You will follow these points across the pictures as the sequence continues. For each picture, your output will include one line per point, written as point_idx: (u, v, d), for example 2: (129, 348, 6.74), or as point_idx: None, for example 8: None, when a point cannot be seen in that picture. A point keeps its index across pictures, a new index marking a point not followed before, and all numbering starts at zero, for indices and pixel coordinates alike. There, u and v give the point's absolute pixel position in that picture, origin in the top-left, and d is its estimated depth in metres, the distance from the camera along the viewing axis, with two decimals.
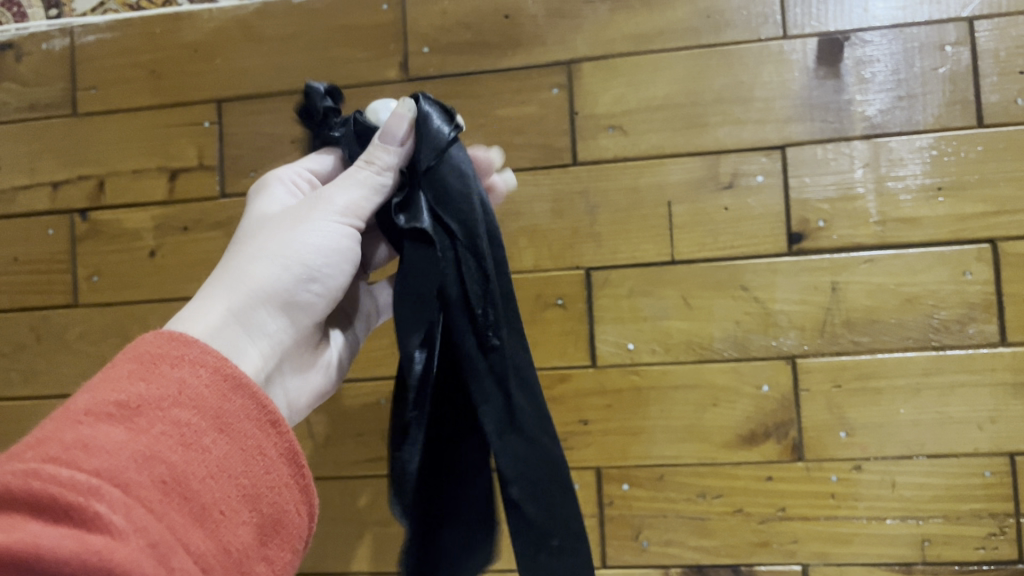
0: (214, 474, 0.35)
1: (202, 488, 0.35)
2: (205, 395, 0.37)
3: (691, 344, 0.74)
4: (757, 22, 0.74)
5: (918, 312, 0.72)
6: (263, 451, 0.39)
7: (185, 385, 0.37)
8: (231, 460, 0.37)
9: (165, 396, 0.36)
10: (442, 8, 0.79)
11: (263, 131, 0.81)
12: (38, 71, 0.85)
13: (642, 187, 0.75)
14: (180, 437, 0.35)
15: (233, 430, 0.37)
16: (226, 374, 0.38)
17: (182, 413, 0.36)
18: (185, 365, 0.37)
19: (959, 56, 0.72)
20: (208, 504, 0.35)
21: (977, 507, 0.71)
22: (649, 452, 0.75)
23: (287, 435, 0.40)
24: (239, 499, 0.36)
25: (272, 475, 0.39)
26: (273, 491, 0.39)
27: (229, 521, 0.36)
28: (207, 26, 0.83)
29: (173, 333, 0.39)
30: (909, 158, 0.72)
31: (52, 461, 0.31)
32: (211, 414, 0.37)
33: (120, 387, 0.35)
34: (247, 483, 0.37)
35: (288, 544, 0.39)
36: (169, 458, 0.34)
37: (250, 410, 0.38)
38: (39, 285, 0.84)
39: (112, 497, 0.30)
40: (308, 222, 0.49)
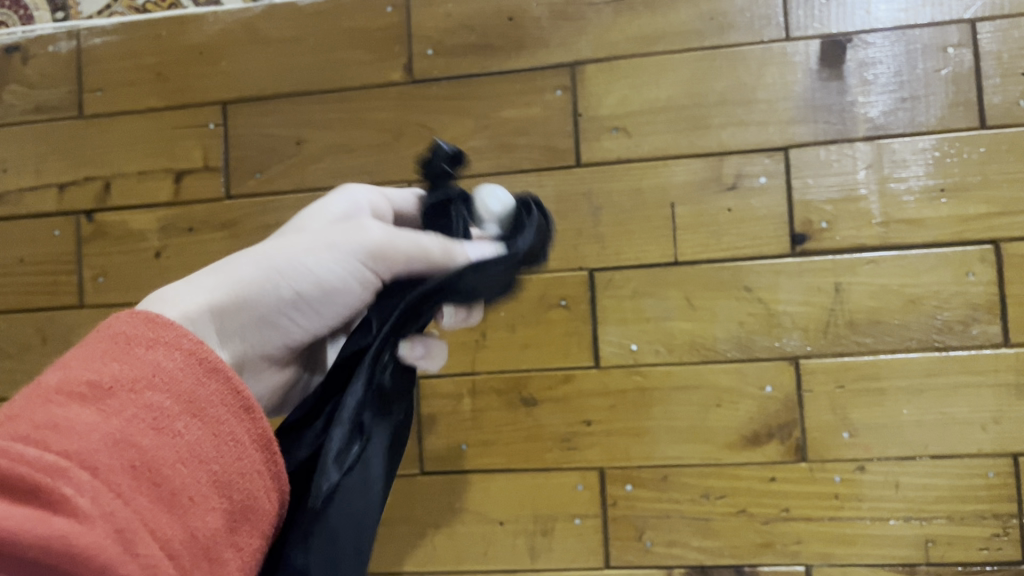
0: (184, 461, 0.34)
1: (173, 473, 0.33)
2: (179, 378, 0.36)
3: (694, 345, 0.74)
4: (760, 24, 0.75)
5: (921, 312, 0.72)
6: (236, 438, 0.37)
7: (160, 368, 0.35)
8: (201, 446, 0.35)
9: (139, 377, 0.34)
10: (446, 11, 0.79)
11: (268, 133, 0.82)
12: (45, 74, 0.86)
13: (645, 189, 0.76)
14: (152, 421, 0.34)
15: (206, 415, 0.36)
16: (201, 358, 0.37)
17: (153, 396, 0.34)
18: (159, 346, 0.36)
19: (962, 58, 0.73)
20: (178, 489, 0.33)
21: (981, 507, 0.71)
22: (652, 453, 0.75)
23: (259, 421, 0.39)
24: (209, 485, 0.35)
25: (243, 461, 0.37)
26: (244, 479, 0.37)
27: (197, 507, 0.34)
28: (212, 29, 0.83)
29: (148, 314, 0.37)
30: (912, 159, 0.73)
31: (23, 441, 0.30)
32: (185, 399, 0.35)
33: (92, 367, 0.34)
34: (218, 470, 0.36)
35: (257, 531, 0.38)
36: (140, 441, 0.33)
37: (223, 397, 0.37)
38: (44, 285, 0.84)
39: (80, 480, 0.30)
40: (332, 242, 0.45)
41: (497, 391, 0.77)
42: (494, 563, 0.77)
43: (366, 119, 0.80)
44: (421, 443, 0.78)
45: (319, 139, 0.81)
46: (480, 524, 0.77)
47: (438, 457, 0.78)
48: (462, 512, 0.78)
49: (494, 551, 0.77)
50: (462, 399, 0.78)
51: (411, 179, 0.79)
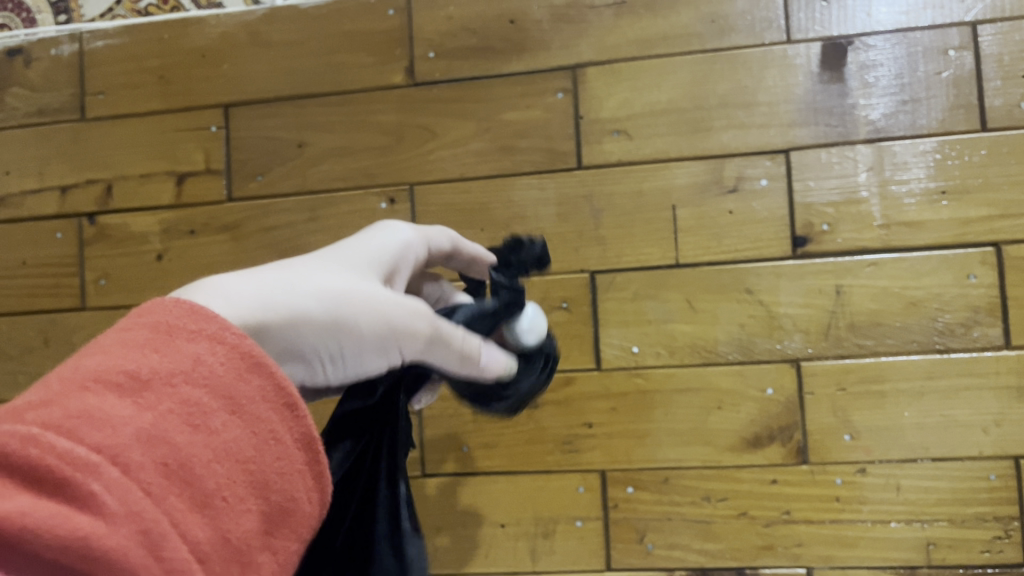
0: (222, 460, 0.29)
1: (208, 472, 0.28)
2: (221, 373, 0.30)
3: (695, 347, 0.74)
4: (762, 27, 0.75)
5: (922, 315, 0.72)
6: (277, 435, 0.31)
7: (201, 360, 0.29)
8: (242, 445, 0.30)
9: (179, 367, 0.28)
10: (448, 13, 0.80)
11: (270, 135, 0.82)
12: (48, 76, 0.86)
13: (646, 191, 0.76)
14: (190, 416, 0.28)
15: (247, 412, 0.30)
16: (246, 350, 0.31)
17: (193, 389, 0.28)
18: (202, 338, 0.30)
19: (962, 60, 0.73)
20: (212, 490, 0.28)
21: (982, 510, 0.71)
22: (653, 456, 0.75)
23: (305, 420, 0.32)
24: (245, 486, 0.30)
25: (286, 462, 0.32)
26: (282, 478, 0.31)
27: (232, 509, 0.29)
28: (215, 32, 0.83)
29: (193, 304, 0.31)
30: (912, 162, 0.73)
31: (49, 429, 0.24)
32: (227, 392, 0.29)
33: (129, 353, 0.28)
34: (256, 470, 0.30)
35: (297, 534, 0.33)
36: (176, 438, 0.27)
37: (267, 393, 0.31)
38: (47, 287, 0.85)
39: (109, 476, 0.24)
40: (390, 310, 0.41)
41: None
42: (496, 565, 0.77)
43: (368, 122, 0.80)
44: (422, 445, 0.78)
45: (321, 141, 0.81)
46: (481, 527, 0.77)
47: (439, 459, 0.78)
48: (463, 515, 0.78)
49: (495, 553, 0.77)
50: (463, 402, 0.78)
51: (413, 181, 0.79)
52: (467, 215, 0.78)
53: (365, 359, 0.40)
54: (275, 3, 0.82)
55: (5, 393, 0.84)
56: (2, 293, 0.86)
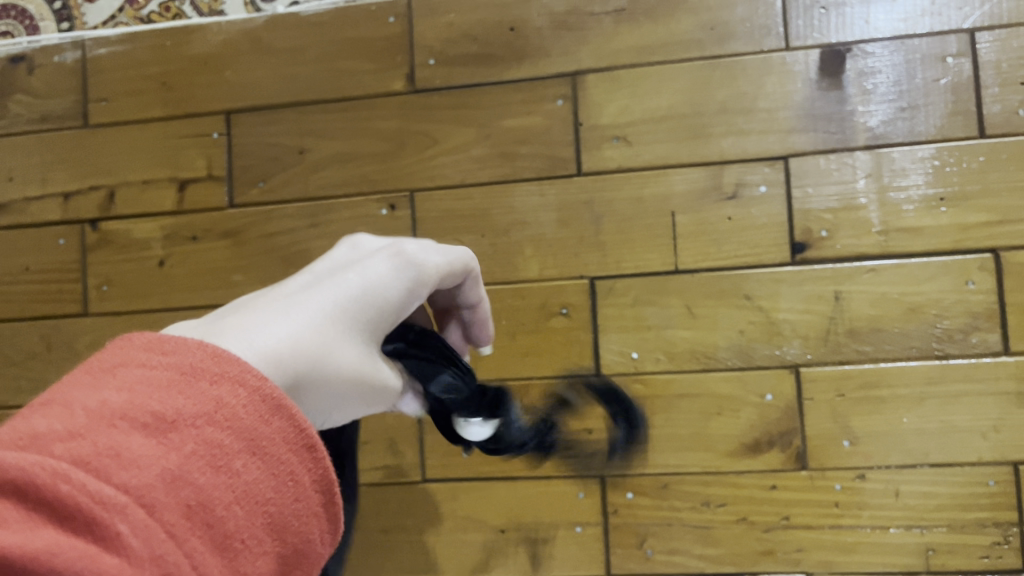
0: (244, 502, 0.27)
1: (230, 514, 0.27)
2: (243, 416, 0.29)
3: (694, 353, 0.75)
4: (761, 34, 0.75)
5: (921, 321, 0.72)
6: (298, 477, 0.30)
7: (223, 403, 0.28)
8: (263, 488, 0.28)
9: (202, 409, 0.28)
10: (448, 21, 0.80)
11: (271, 142, 0.82)
12: (50, 84, 0.86)
13: (646, 197, 0.76)
14: (212, 458, 0.27)
15: (269, 454, 0.29)
16: (267, 393, 0.30)
17: (217, 431, 0.27)
18: (224, 382, 0.29)
19: (961, 67, 0.73)
20: (233, 532, 0.27)
21: (982, 516, 0.71)
22: (653, 461, 0.75)
23: (323, 461, 0.31)
24: (265, 530, 0.28)
25: (305, 504, 0.30)
26: (301, 519, 0.30)
27: (253, 552, 0.27)
28: (216, 39, 0.84)
29: (216, 349, 0.30)
30: (911, 168, 0.73)
31: (79, 466, 0.24)
32: (249, 433, 0.28)
33: (157, 393, 0.27)
34: (277, 512, 0.29)
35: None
36: (197, 479, 0.26)
37: (289, 434, 0.30)
38: (49, 293, 0.85)
39: (134, 518, 0.23)
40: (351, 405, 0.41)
41: None
42: (497, 571, 0.77)
43: (370, 128, 0.81)
44: (423, 450, 0.78)
45: (322, 148, 0.81)
46: (482, 533, 0.78)
47: (439, 464, 0.78)
48: (463, 521, 0.78)
49: (495, 559, 0.77)
50: None
51: (414, 188, 0.79)
52: (467, 221, 0.78)
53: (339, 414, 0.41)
54: (276, 11, 0.83)
55: (8, 399, 0.85)
56: (5, 299, 0.86)
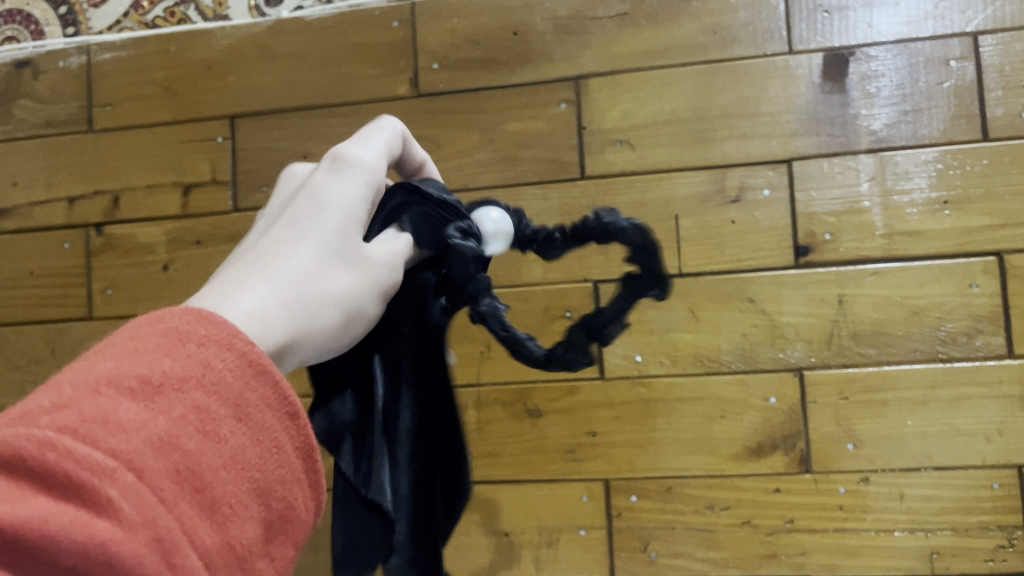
0: (233, 470, 0.26)
1: (225, 477, 0.26)
2: (232, 380, 0.27)
3: (698, 356, 0.75)
4: (763, 38, 0.75)
5: (924, 324, 0.72)
6: (285, 446, 0.29)
7: (212, 367, 0.27)
8: (253, 455, 0.27)
9: (191, 373, 0.26)
10: (451, 26, 0.80)
11: (274, 146, 0.82)
12: (55, 88, 0.87)
13: (649, 202, 0.76)
14: (201, 423, 0.26)
15: (258, 421, 0.28)
16: (253, 358, 0.28)
17: (204, 396, 0.26)
18: (211, 345, 0.27)
19: (964, 71, 0.73)
20: (225, 499, 0.26)
21: (985, 519, 0.71)
22: (658, 464, 0.75)
23: (305, 428, 0.30)
24: (256, 497, 0.27)
25: (291, 470, 0.29)
26: (290, 488, 0.29)
27: (248, 518, 0.27)
28: (221, 44, 0.84)
29: (201, 311, 0.28)
30: (915, 172, 0.73)
31: (65, 431, 0.23)
32: (238, 400, 0.27)
33: (141, 358, 0.26)
34: (267, 480, 0.28)
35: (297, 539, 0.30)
36: (188, 445, 0.25)
37: (278, 403, 0.29)
38: (54, 297, 0.85)
39: (124, 484, 0.23)
40: (374, 317, 0.38)
41: (502, 403, 0.77)
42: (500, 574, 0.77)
43: None
44: None
45: (325, 152, 0.81)
46: (486, 536, 0.77)
47: None
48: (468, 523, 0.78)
49: (499, 562, 0.77)
50: (467, 411, 0.78)
51: None
52: None
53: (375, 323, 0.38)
54: (280, 16, 0.83)
55: (11, 404, 0.85)
56: (10, 303, 0.86)
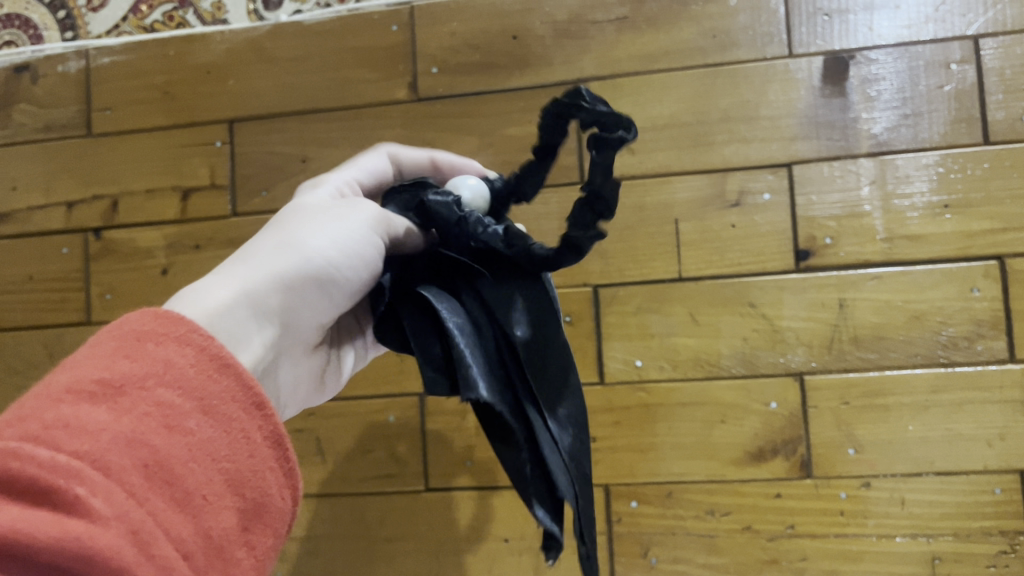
0: (198, 458, 0.30)
1: (187, 472, 0.30)
2: (190, 376, 0.32)
3: (698, 360, 0.74)
4: (763, 41, 0.75)
5: (925, 328, 0.72)
6: (246, 434, 0.33)
7: (170, 364, 0.31)
8: (217, 444, 0.31)
9: (149, 374, 0.31)
10: (450, 30, 0.80)
11: (273, 151, 0.82)
12: (55, 93, 0.87)
13: (649, 206, 0.76)
14: (165, 418, 0.30)
15: (218, 413, 0.32)
16: (212, 352, 0.33)
17: (165, 393, 0.31)
18: (169, 343, 0.32)
19: (964, 74, 0.73)
20: (193, 489, 0.30)
21: (988, 524, 0.71)
22: (658, 470, 0.75)
23: (272, 418, 0.35)
24: (223, 483, 0.31)
25: (255, 458, 0.33)
26: (255, 476, 0.33)
27: (214, 508, 0.30)
28: (220, 48, 0.84)
29: (158, 311, 0.33)
30: (915, 175, 0.73)
31: (31, 441, 0.26)
32: (196, 395, 0.32)
33: (104, 366, 0.30)
34: (231, 468, 0.32)
35: (271, 531, 0.34)
36: (154, 440, 0.29)
37: (236, 393, 0.33)
38: (53, 302, 0.85)
39: (93, 480, 0.26)
40: (364, 268, 0.44)
41: None
42: None
43: (373, 138, 0.81)
44: (426, 459, 0.78)
45: (324, 157, 0.81)
46: (485, 542, 0.77)
47: (443, 473, 0.78)
48: (465, 529, 0.77)
49: (500, 567, 0.77)
50: (466, 416, 0.78)
51: None
52: None
53: (358, 267, 0.44)
54: (279, 20, 0.83)
55: (11, 409, 0.85)
56: (9, 308, 0.86)
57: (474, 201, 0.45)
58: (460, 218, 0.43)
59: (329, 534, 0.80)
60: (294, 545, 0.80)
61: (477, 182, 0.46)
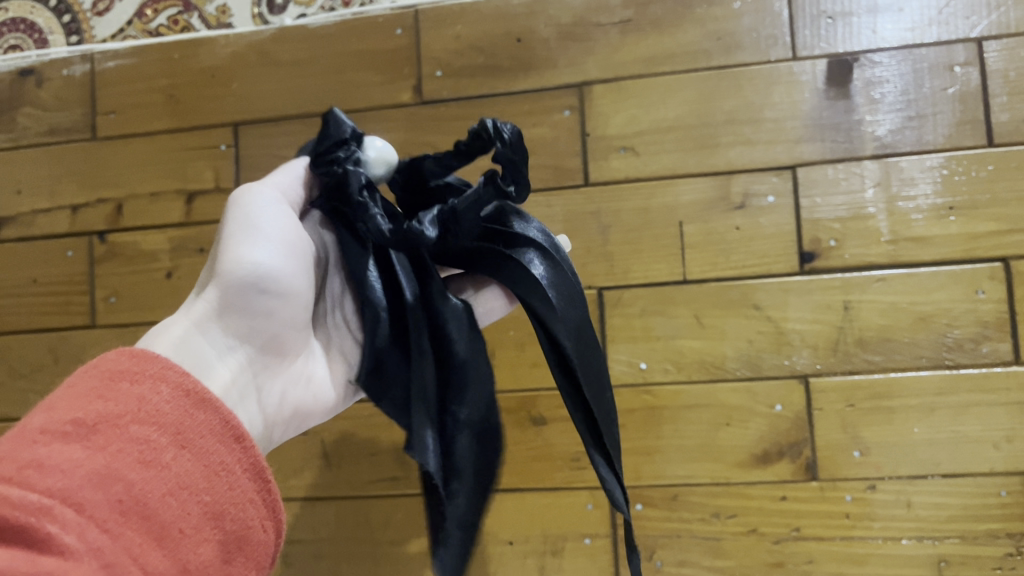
0: (174, 490, 0.36)
1: (161, 506, 0.35)
2: (165, 411, 0.38)
3: (703, 363, 0.74)
4: (767, 44, 0.75)
5: (931, 330, 0.72)
6: (226, 467, 0.39)
7: (145, 401, 0.37)
8: (196, 476, 0.37)
9: (123, 412, 0.36)
10: (455, 33, 0.80)
11: (278, 154, 0.82)
12: (58, 97, 0.87)
13: (653, 208, 0.76)
14: (140, 454, 0.35)
15: (194, 446, 0.38)
16: (189, 389, 0.39)
17: (140, 428, 0.36)
18: (145, 380, 0.38)
19: (968, 76, 0.73)
20: (168, 523, 0.35)
21: (994, 527, 0.71)
22: (663, 472, 0.74)
23: (250, 450, 0.41)
24: (201, 517, 0.37)
25: (236, 490, 0.39)
26: (237, 508, 0.39)
27: (189, 540, 0.36)
28: (225, 51, 0.84)
29: (133, 350, 0.40)
30: (919, 178, 0.73)
31: (8, 480, 0.31)
32: (172, 430, 0.37)
33: (79, 407, 0.36)
34: (210, 500, 0.38)
35: (254, 562, 0.40)
36: (127, 477, 0.34)
37: (213, 426, 0.39)
38: (57, 305, 0.85)
39: (64, 518, 0.31)
40: (287, 253, 0.47)
41: (506, 410, 0.77)
42: None
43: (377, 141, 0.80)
44: None
45: None
46: (489, 545, 0.77)
47: None
48: None
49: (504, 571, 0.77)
50: None
51: None
52: None
53: (280, 256, 0.47)
54: (284, 24, 0.83)
55: (14, 413, 0.85)
56: (14, 311, 0.86)
57: (373, 155, 0.49)
58: (343, 140, 0.49)
59: (333, 537, 0.79)
60: (298, 548, 0.80)
61: (381, 142, 0.49)
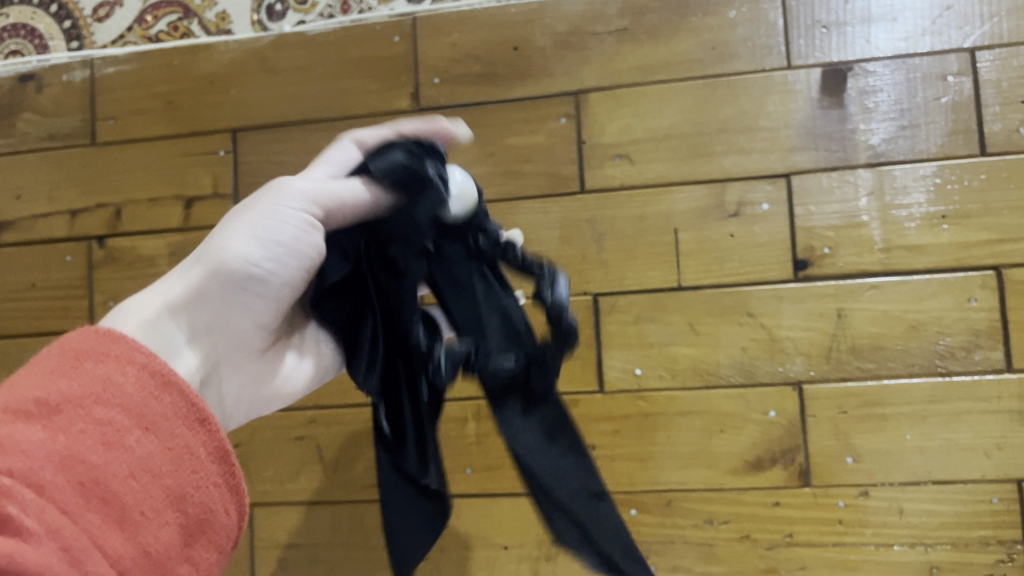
0: (135, 471, 0.38)
1: (122, 489, 0.37)
2: (130, 393, 0.39)
3: (697, 370, 0.75)
4: (762, 53, 0.76)
5: (923, 339, 0.72)
6: (190, 450, 0.40)
7: (110, 382, 0.39)
8: (160, 460, 0.39)
9: (88, 393, 0.38)
10: (452, 41, 0.81)
11: (276, 160, 0.83)
12: (58, 102, 0.87)
13: (648, 216, 0.76)
14: (103, 436, 0.37)
15: (159, 428, 0.39)
16: (156, 370, 0.40)
17: (104, 409, 0.38)
18: (111, 360, 0.40)
19: (961, 86, 0.74)
20: (129, 505, 0.37)
21: (985, 534, 0.71)
22: (657, 478, 0.75)
23: (216, 434, 0.42)
24: (163, 499, 0.39)
25: (200, 474, 0.41)
26: (201, 491, 0.40)
27: (151, 522, 0.38)
28: (224, 58, 0.85)
29: (99, 330, 0.41)
30: (913, 186, 0.73)
31: None
32: (137, 413, 0.39)
33: (45, 386, 0.37)
34: (173, 483, 0.39)
35: (216, 544, 0.41)
36: (89, 460, 0.36)
37: (179, 408, 0.40)
38: (56, 309, 0.85)
39: (22, 498, 0.33)
40: (291, 260, 0.46)
41: None
42: None
43: None
44: None
45: None
46: (484, 550, 0.77)
47: None
48: (465, 537, 0.78)
49: None
50: (467, 423, 0.78)
51: None
52: None
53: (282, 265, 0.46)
54: (283, 30, 0.84)
55: None
56: (12, 315, 0.86)
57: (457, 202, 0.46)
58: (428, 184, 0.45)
59: (328, 541, 0.80)
60: (294, 552, 0.80)
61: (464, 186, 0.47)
